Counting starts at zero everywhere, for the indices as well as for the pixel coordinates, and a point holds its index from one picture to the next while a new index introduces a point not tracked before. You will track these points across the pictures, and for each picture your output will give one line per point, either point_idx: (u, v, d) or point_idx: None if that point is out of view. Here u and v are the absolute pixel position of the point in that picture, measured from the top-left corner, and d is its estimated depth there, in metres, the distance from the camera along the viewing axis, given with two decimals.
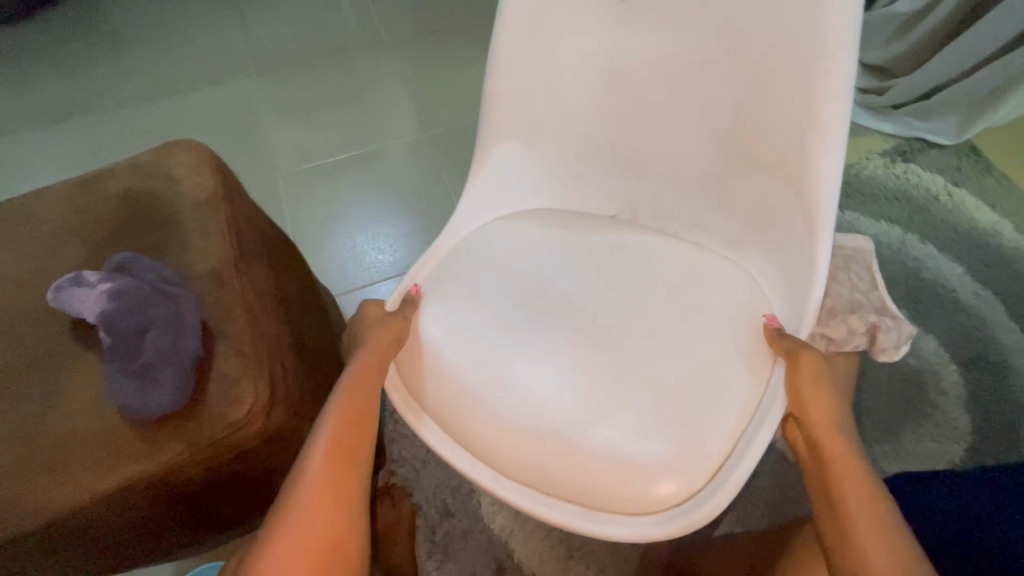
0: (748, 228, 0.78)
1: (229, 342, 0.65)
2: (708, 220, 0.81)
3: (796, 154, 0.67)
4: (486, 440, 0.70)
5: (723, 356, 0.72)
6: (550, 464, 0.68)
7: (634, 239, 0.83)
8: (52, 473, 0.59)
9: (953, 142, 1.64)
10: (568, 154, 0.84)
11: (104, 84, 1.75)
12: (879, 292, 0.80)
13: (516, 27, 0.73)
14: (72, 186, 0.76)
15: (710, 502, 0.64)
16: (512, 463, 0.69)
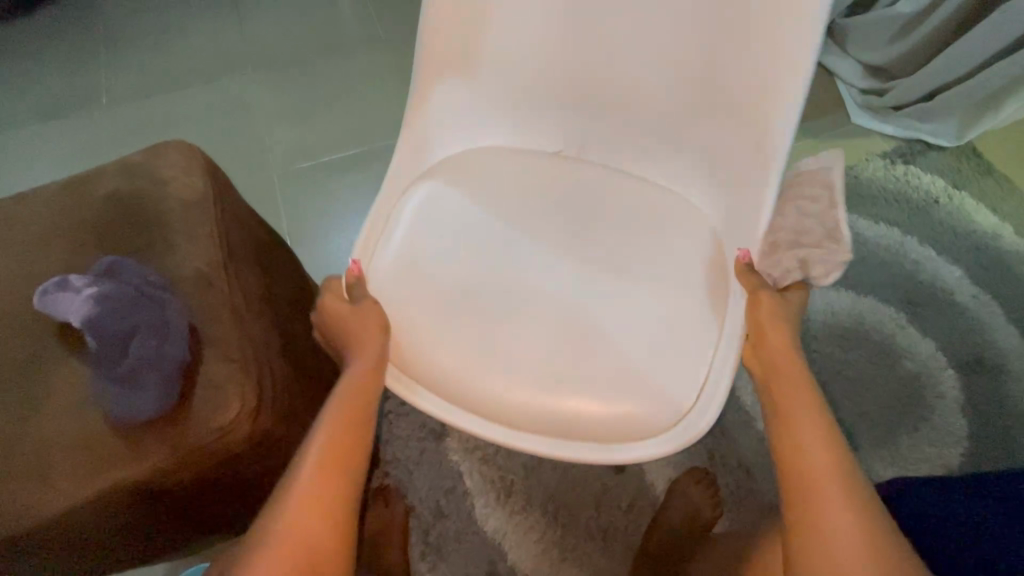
0: (705, 163, 0.83)
1: (217, 346, 0.64)
2: (668, 157, 0.86)
3: (763, 88, 0.71)
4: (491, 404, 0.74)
5: (694, 286, 0.79)
6: (557, 416, 0.73)
7: (602, 182, 0.87)
8: (37, 479, 0.58)
9: (954, 144, 1.63)
10: (528, 95, 0.86)
11: (99, 81, 1.74)
12: (835, 212, 0.76)
13: None
14: (60, 188, 0.75)
15: (692, 429, 0.71)
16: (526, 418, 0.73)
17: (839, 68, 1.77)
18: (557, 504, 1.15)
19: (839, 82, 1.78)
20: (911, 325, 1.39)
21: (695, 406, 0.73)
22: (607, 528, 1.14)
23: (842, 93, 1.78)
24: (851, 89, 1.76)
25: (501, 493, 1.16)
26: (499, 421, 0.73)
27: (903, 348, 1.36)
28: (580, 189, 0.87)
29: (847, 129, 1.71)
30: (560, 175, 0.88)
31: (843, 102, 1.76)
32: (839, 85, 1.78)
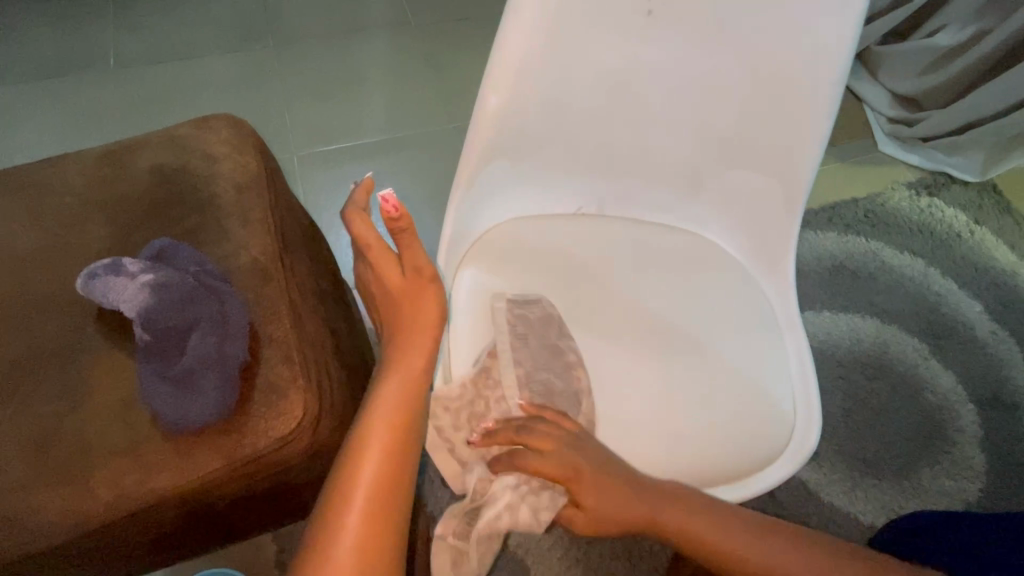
0: (731, 214, 0.84)
1: (277, 348, 0.58)
2: (694, 212, 0.86)
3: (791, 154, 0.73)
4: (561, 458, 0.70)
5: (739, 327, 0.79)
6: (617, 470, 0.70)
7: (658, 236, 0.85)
8: (71, 486, 0.52)
9: (977, 179, 1.63)
10: (558, 163, 0.81)
11: (106, 42, 1.63)
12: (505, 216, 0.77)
13: (517, 37, 0.66)
14: (97, 156, 0.68)
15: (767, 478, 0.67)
16: None
17: (869, 95, 1.77)
18: None
19: (867, 107, 1.78)
20: (933, 357, 1.39)
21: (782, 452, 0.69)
22: (632, 548, 1.10)
23: (870, 119, 1.77)
24: (879, 116, 1.75)
25: None
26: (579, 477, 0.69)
27: (925, 380, 1.36)
28: (638, 244, 0.85)
29: (874, 156, 1.71)
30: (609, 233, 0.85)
31: (871, 129, 1.76)
32: (867, 112, 1.78)
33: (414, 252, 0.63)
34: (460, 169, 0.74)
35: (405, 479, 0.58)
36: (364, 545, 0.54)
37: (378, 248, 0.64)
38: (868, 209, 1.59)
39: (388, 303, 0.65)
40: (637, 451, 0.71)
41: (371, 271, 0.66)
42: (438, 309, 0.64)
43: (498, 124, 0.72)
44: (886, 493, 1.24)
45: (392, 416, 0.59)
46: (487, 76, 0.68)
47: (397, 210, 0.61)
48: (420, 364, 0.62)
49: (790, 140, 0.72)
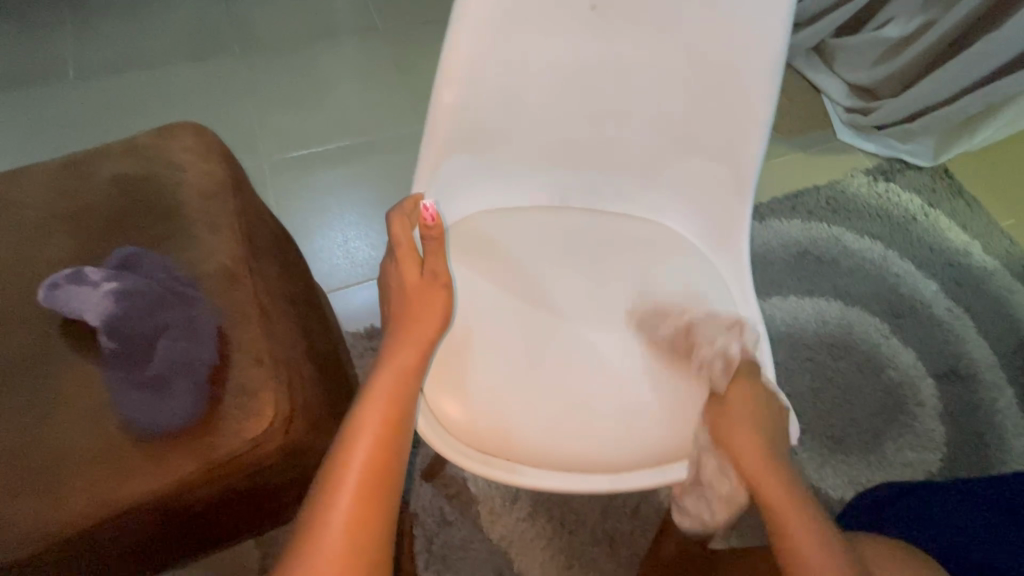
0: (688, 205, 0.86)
1: (246, 350, 0.59)
2: (653, 203, 0.89)
3: (738, 143, 0.76)
4: (529, 445, 0.73)
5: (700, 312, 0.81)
6: (580, 456, 0.72)
7: (618, 227, 0.88)
8: (41, 495, 0.52)
9: (929, 164, 1.70)
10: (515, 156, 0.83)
11: (65, 52, 1.60)
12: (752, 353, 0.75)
13: (467, 35, 0.69)
14: (58, 168, 0.68)
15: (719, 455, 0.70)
16: (559, 459, 0.72)
17: (826, 86, 1.83)
18: (563, 509, 1.14)
19: (826, 99, 1.84)
20: (893, 335, 1.45)
21: None
22: (613, 533, 1.12)
23: (829, 109, 1.83)
24: (837, 107, 1.81)
25: (507, 499, 1.14)
26: (543, 463, 0.72)
27: (887, 358, 1.42)
28: (600, 239, 0.87)
29: (833, 145, 1.76)
30: (577, 227, 0.88)
31: (829, 118, 1.82)
32: (826, 103, 1.84)
33: (436, 257, 0.68)
34: (420, 163, 0.77)
35: (398, 464, 0.59)
36: (354, 530, 0.54)
37: (406, 249, 0.69)
38: (829, 196, 1.65)
39: (400, 299, 0.69)
40: (599, 436, 0.73)
41: (394, 267, 0.70)
42: (444, 309, 0.67)
43: (454, 118, 0.74)
44: (854, 467, 1.29)
45: (386, 406, 0.61)
46: (441, 72, 0.70)
47: (433, 219, 0.66)
48: (414, 358, 0.65)
49: (739, 131, 0.75)
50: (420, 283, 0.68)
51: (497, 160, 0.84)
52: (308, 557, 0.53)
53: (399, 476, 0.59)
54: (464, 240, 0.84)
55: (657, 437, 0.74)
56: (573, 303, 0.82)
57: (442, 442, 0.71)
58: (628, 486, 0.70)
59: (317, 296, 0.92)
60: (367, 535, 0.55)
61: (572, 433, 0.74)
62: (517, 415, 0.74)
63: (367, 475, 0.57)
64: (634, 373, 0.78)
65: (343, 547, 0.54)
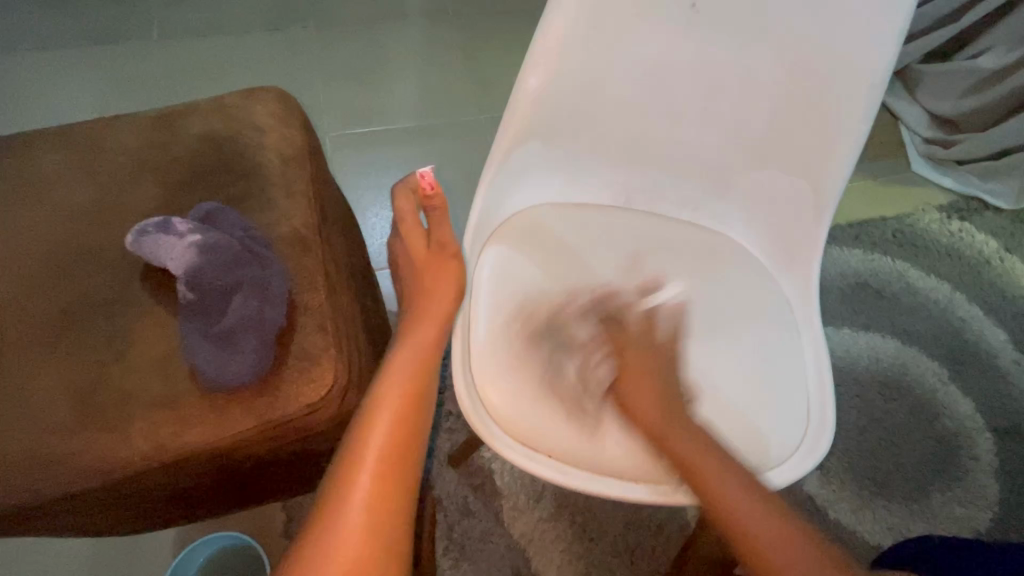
0: (759, 221, 0.83)
1: (313, 316, 0.60)
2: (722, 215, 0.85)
3: (824, 160, 0.73)
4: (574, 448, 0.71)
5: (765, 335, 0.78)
6: (623, 464, 0.71)
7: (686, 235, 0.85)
8: (110, 432, 0.54)
9: (1011, 207, 1.58)
10: (586, 151, 0.81)
11: (151, 12, 1.66)
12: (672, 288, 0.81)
13: (565, 20, 0.68)
14: (150, 120, 0.70)
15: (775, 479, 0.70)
16: (602, 465, 0.71)
17: (905, 113, 1.72)
18: (588, 515, 1.12)
19: (903, 127, 1.73)
20: (952, 383, 1.37)
21: (792, 457, 0.71)
22: (635, 546, 1.10)
23: (904, 138, 1.73)
24: (914, 136, 1.71)
25: (530, 497, 1.13)
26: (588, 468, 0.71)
27: (942, 406, 1.34)
28: (664, 243, 0.84)
29: (906, 176, 1.67)
30: (639, 232, 0.85)
31: (905, 148, 1.72)
32: (903, 131, 1.73)
33: (441, 229, 0.69)
34: (495, 145, 0.75)
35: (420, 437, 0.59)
36: (377, 499, 0.54)
37: (411, 224, 0.70)
38: (896, 228, 1.56)
39: (412, 277, 0.69)
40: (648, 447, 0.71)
41: (400, 244, 0.71)
42: (456, 283, 0.67)
43: (538, 105, 0.73)
44: (895, 515, 1.23)
45: (406, 376, 0.60)
46: (531, 55, 0.70)
47: (432, 188, 0.68)
48: (434, 332, 0.64)
49: (830, 147, 0.72)
50: (426, 257, 0.68)
51: (565, 153, 0.81)
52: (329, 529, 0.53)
53: (420, 450, 0.58)
54: (523, 230, 0.82)
55: None
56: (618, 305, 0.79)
57: (475, 420, 0.69)
58: (668, 501, 0.68)
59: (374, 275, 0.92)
60: (388, 507, 0.55)
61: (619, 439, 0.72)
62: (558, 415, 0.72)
63: (389, 448, 0.57)
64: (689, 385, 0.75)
65: (366, 517, 0.53)
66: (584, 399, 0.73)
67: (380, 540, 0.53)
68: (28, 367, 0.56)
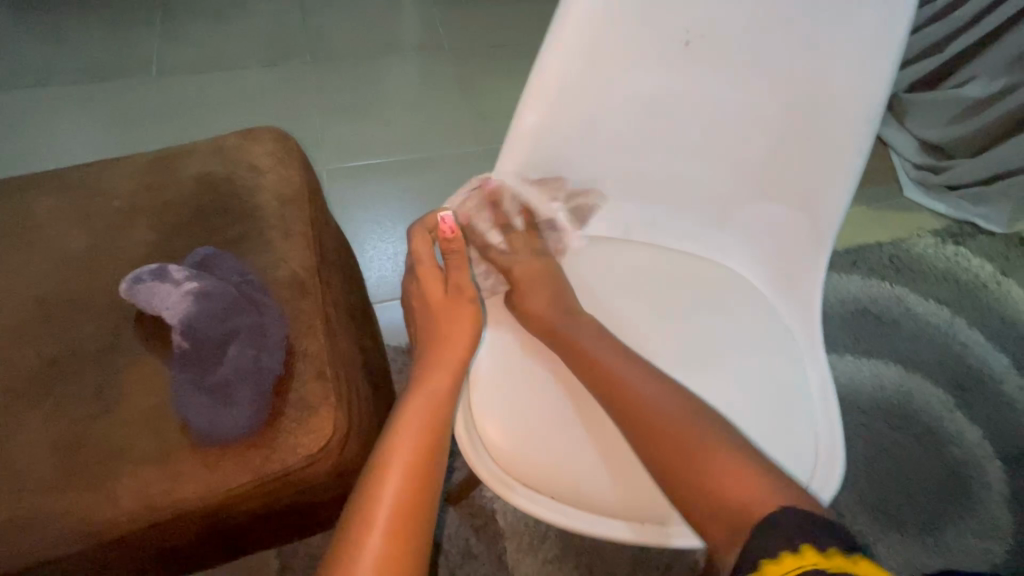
0: (758, 252, 0.83)
1: (310, 362, 0.58)
2: (722, 245, 0.85)
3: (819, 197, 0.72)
4: (575, 487, 0.68)
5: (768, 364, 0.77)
6: (625, 503, 0.67)
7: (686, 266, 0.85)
8: (96, 490, 0.52)
9: (1003, 231, 1.58)
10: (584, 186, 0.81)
11: (151, 50, 1.68)
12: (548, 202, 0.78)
13: (557, 62, 0.66)
14: (148, 163, 0.70)
15: None
16: (603, 504, 0.67)
17: (895, 140, 1.76)
18: (595, 556, 1.08)
19: (893, 154, 1.76)
20: (958, 410, 1.35)
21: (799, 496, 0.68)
22: None
23: (895, 164, 1.76)
24: (905, 162, 1.74)
25: (535, 538, 1.09)
26: (588, 508, 0.67)
27: (950, 433, 1.32)
28: (665, 275, 0.84)
29: (899, 203, 1.69)
30: (637, 263, 0.85)
31: (895, 174, 1.75)
32: (894, 158, 1.76)
33: (460, 271, 0.69)
34: (492, 181, 0.74)
35: (432, 495, 0.56)
36: (391, 554, 0.51)
37: (428, 267, 0.70)
38: (893, 253, 1.57)
39: (427, 320, 0.69)
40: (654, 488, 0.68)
41: (415, 287, 0.71)
42: (471, 323, 0.67)
43: (534, 141, 0.72)
44: (909, 548, 1.19)
45: (420, 423, 0.59)
46: (526, 95, 0.68)
47: (452, 231, 0.69)
48: (449, 376, 0.63)
49: (827, 185, 0.70)
50: (443, 300, 0.68)
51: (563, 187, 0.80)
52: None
53: (430, 507, 0.55)
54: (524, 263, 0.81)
55: None
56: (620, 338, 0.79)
57: (480, 464, 0.66)
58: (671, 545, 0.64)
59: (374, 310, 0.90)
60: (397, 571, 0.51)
61: (623, 477, 0.69)
62: (562, 450, 0.70)
63: (400, 505, 0.54)
64: None
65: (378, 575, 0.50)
66: (586, 435, 0.71)
67: None
68: (12, 422, 0.54)
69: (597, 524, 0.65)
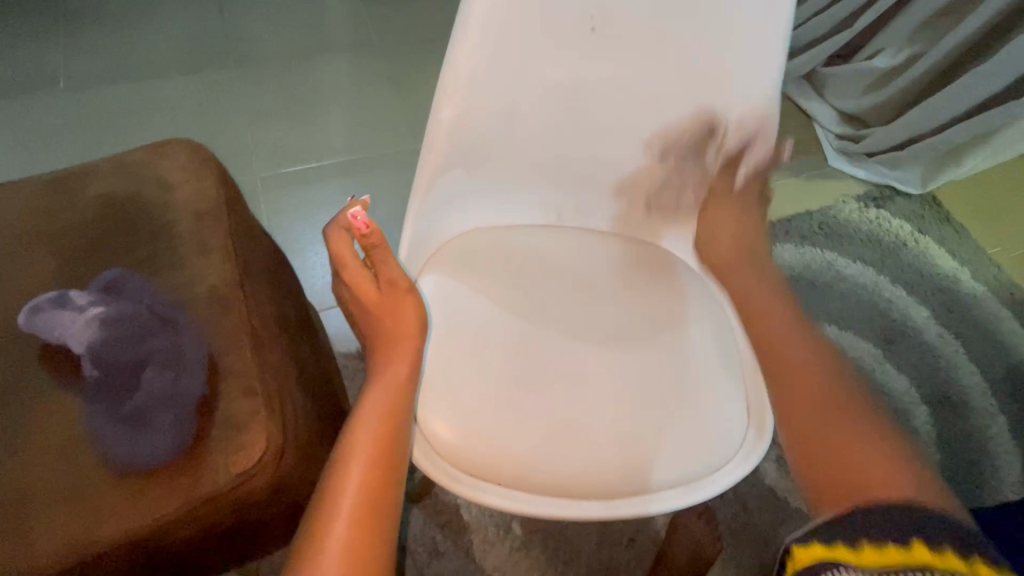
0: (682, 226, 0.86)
1: (236, 379, 0.57)
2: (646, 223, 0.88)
3: (738, 174, 0.76)
4: (531, 472, 0.69)
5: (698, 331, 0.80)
6: (580, 482, 0.69)
7: (621, 249, 0.87)
8: (8, 537, 0.49)
9: (917, 191, 1.64)
10: (509, 177, 0.83)
11: (57, 62, 1.58)
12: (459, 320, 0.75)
13: (468, 57, 0.68)
14: (45, 185, 0.66)
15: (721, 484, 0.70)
16: (557, 486, 0.68)
17: (816, 111, 1.77)
18: (559, 539, 1.10)
19: (816, 125, 1.77)
20: (887, 361, 1.38)
21: (732, 458, 0.72)
22: (609, 563, 1.09)
23: (818, 135, 1.76)
24: (827, 133, 1.75)
25: (501, 528, 1.10)
26: (547, 493, 0.68)
27: (880, 383, 1.35)
28: (599, 258, 0.86)
29: (824, 171, 1.69)
30: (572, 248, 0.86)
31: (820, 144, 1.74)
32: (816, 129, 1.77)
33: (387, 265, 0.64)
34: (416, 179, 0.75)
35: (396, 487, 0.55)
36: (353, 551, 0.50)
37: (355, 267, 0.65)
38: (822, 221, 1.58)
39: (371, 320, 0.65)
40: (602, 467, 0.70)
41: (347, 290, 0.66)
42: (418, 317, 0.65)
43: (455, 134, 0.73)
44: None
45: (378, 420, 0.58)
46: (440, 89, 0.69)
47: (367, 226, 0.63)
48: (405, 370, 0.62)
49: (743, 160, 0.75)
50: (382, 298, 0.64)
51: (492, 179, 0.82)
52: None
53: (396, 496, 0.55)
54: (456, 254, 0.82)
55: (654, 473, 0.70)
56: (563, 322, 0.79)
57: (430, 466, 0.67)
58: (619, 515, 0.66)
59: (309, 314, 0.90)
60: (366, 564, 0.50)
61: (576, 456, 0.70)
62: (517, 438, 0.70)
63: (365, 500, 0.53)
64: (640, 401, 0.74)
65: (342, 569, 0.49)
66: (539, 421, 0.72)
67: None
68: None
69: (562, 510, 0.66)
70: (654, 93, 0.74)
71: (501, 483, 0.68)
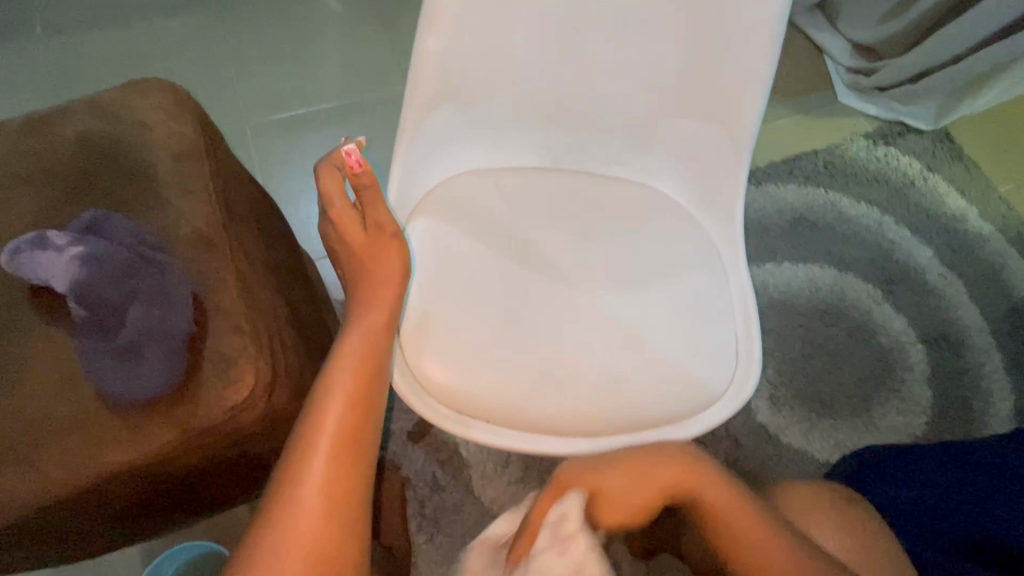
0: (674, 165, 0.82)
1: (224, 317, 0.58)
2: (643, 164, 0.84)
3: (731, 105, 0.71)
4: (512, 411, 0.71)
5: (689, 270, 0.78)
6: (559, 417, 0.71)
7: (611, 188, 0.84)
8: (20, 464, 0.52)
9: (930, 128, 1.57)
10: (498, 118, 0.79)
11: (30, 6, 1.51)
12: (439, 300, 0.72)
13: None
14: (20, 128, 0.65)
15: (703, 423, 0.70)
16: (538, 424, 0.71)
17: (828, 44, 1.64)
18: (555, 473, 1.14)
19: (827, 59, 1.67)
20: (886, 301, 1.37)
21: (720, 395, 0.72)
22: None
23: (829, 71, 1.66)
24: (839, 67, 1.64)
25: (498, 464, 1.14)
26: (529, 429, 0.70)
27: (878, 323, 1.35)
28: (588, 196, 0.84)
29: (833, 108, 1.60)
30: (562, 188, 0.84)
31: (831, 81, 1.65)
32: (828, 63, 1.66)
33: (376, 208, 0.63)
34: (404, 116, 0.72)
35: (372, 429, 0.57)
36: (330, 489, 0.53)
37: (342, 207, 0.63)
38: (828, 159, 1.51)
39: (354, 264, 0.64)
40: (584, 404, 0.72)
41: (333, 230, 0.65)
42: (401, 265, 0.64)
43: (438, 66, 0.70)
44: (841, 433, 1.24)
45: (355, 363, 0.58)
46: (425, 17, 0.66)
47: (360, 165, 0.61)
48: (384, 316, 0.62)
49: (739, 91, 0.70)
50: (369, 241, 0.63)
51: (482, 119, 0.79)
52: (282, 526, 0.51)
53: (373, 438, 0.57)
54: (444, 200, 0.80)
55: (638, 409, 0.72)
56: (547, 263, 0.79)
57: (415, 399, 0.69)
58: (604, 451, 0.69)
59: (302, 259, 0.90)
60: (342, 502, 0.53)
61: (559, 394, 0.72)
62: (501, 379, 0.72)
63: (341, 441, 0.55)
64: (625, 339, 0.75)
65: (320, 504, 0.52)
66: (522, 363, 0.73)
67: (335, 527, 0.52)
68: None
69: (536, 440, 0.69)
70: (644, 17, 0.70)
71: (483, 420, 0.70)
